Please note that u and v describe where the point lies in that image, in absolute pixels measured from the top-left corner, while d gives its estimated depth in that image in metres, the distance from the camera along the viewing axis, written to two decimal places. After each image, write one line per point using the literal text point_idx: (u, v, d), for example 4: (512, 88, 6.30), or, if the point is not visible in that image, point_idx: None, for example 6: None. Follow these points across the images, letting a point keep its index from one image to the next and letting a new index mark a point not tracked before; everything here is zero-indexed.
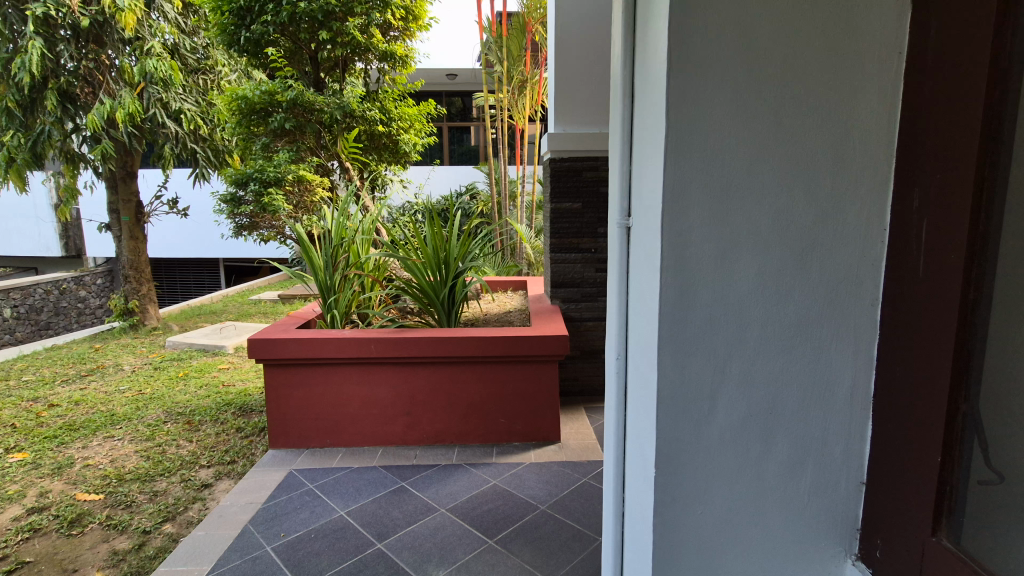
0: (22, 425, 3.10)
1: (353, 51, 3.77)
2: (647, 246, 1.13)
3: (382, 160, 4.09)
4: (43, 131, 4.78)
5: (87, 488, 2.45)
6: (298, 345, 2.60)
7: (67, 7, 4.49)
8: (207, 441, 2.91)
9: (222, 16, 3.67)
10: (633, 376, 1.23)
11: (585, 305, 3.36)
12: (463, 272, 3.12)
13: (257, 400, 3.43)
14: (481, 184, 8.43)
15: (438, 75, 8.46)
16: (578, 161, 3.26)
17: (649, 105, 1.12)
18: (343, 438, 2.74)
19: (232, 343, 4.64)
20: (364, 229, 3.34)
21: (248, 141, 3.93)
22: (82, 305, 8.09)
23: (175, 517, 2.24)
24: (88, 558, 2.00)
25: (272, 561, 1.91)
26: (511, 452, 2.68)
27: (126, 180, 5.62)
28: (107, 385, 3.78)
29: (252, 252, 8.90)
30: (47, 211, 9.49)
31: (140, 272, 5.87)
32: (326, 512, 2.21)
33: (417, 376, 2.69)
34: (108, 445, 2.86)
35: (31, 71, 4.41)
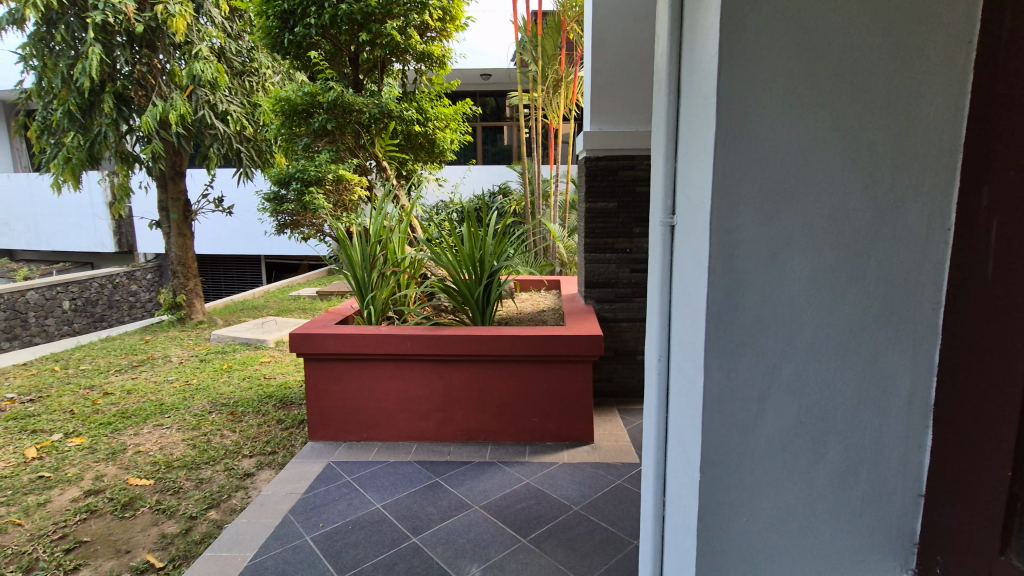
0: (80, 412, 3.27)
1: (390, 52, 3.83)
2: (694, 246, 1.11)
3: (418, 159, 4.15)
4: (99, 133, 5.02)
5: (138, 473, 2.56)
6: (337, 340, 2.66)
7: (123, 15, 4.73)
8: (249, 432, 3.00)
9: (268, 19, 3.77)
10: (676, 378, 1.21)
11: (619, 305, 3.32)
12: (497, 271, 3.13)
13: (296, 393, 3.52)
14: (515, 183, 8.44)
15: (473, 75, 8.51)
16: (613, 160, 3.22)
17: (698, 99, 1.09)
18: (379, 433, 2.79)
19: (273, 337, 4.78)
20: (401, 228, 3.38)
21: (290, 142, 4.02)
22: (133, 298, 8.47)
23: (219, 504, 2.32)
24: (139, 540, 2.10)
25: (311, 551, 1.95)
26: (544, 452, 2.67)
27: (175, 179, 5.86)
28: (156, 375, 3.95)
29: (292, 249, 9.16)
30: (101, 208, 9.94)
31: (187, 267, 6.11)
32: (363, 504, 2.25)
33: (451, 373, 2.71)
34: (157, 433, 2.98)
35: (91, 76, 4.66)
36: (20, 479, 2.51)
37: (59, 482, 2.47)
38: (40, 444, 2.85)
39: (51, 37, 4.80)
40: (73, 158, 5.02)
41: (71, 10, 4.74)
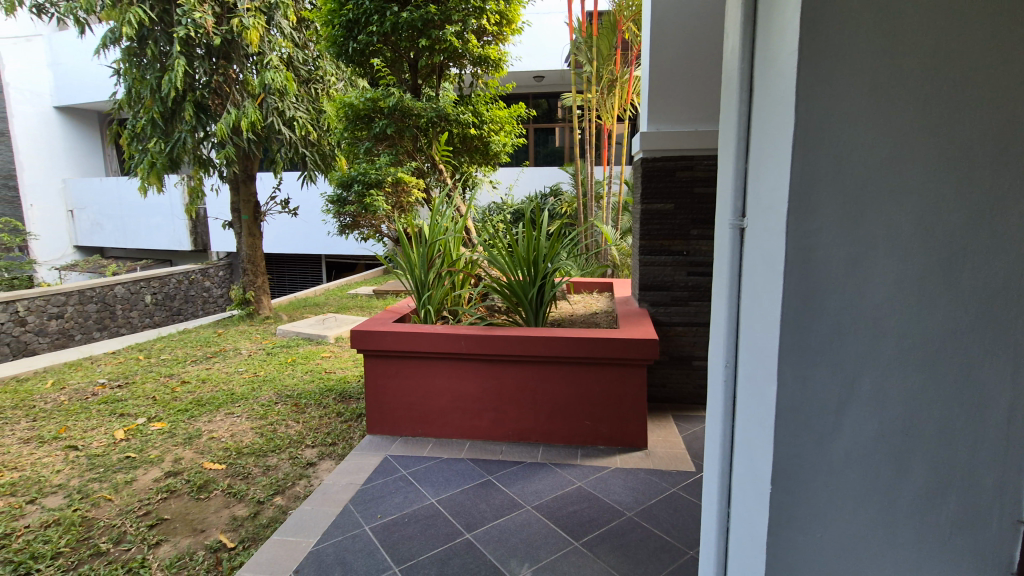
0: (161, 398, 3.53)
1: (448, 57, 3.91)
2: (766, 250, 1.08)
3: (473, 161, 4.21)
4: (180, 138, 5.39)
5: (212, 458, 2.73)
6: (394, 338, 2.74)
7: (203, 29, 5.06)
8: (311, 423, 3.14)
9: (334, 29, 3.93)
10: (745, 385, 1.17)
11: (674, 309, 3.24)
12: (551, 272, 3.13)
13: (354, 388, 3.66)
14: (566, 185, 8.41)
15: (526, 77, 8.55)
16: (670, 160, 3.14)
17: (773, 99, 1.06)
18: (433, 429, 2.85)
19: (333, 333, 4.98)
20: (456, 229, 3.43)
21: (353, 146, 4.18)
22: (207, 293, 9.01)
23: (284, 491, 2.44)
24: (213, 520, 2.24)
25: (369, 540, 2.02)
26: (596, 456, 2.65)
27: (246, 183, 6.20)
28: (228, 367, 4.20)
29: (350, 249, 9.50)
30: (179, 208, 10.68)
31: (256, 266, 6.45)
32: (418, 498, 2.31)
33: (504, 374, 2.73)
34: (228, 421, 3.17)
35: (176, 86, 5.03)
36: (110, 457, 2.73)
37: (144, 462, 2.68)
38: (127, 426, 3.09)
39: (140, 51, 5.22)
40: (158, 163, 5.42)
41: (158, 26, 5.15)
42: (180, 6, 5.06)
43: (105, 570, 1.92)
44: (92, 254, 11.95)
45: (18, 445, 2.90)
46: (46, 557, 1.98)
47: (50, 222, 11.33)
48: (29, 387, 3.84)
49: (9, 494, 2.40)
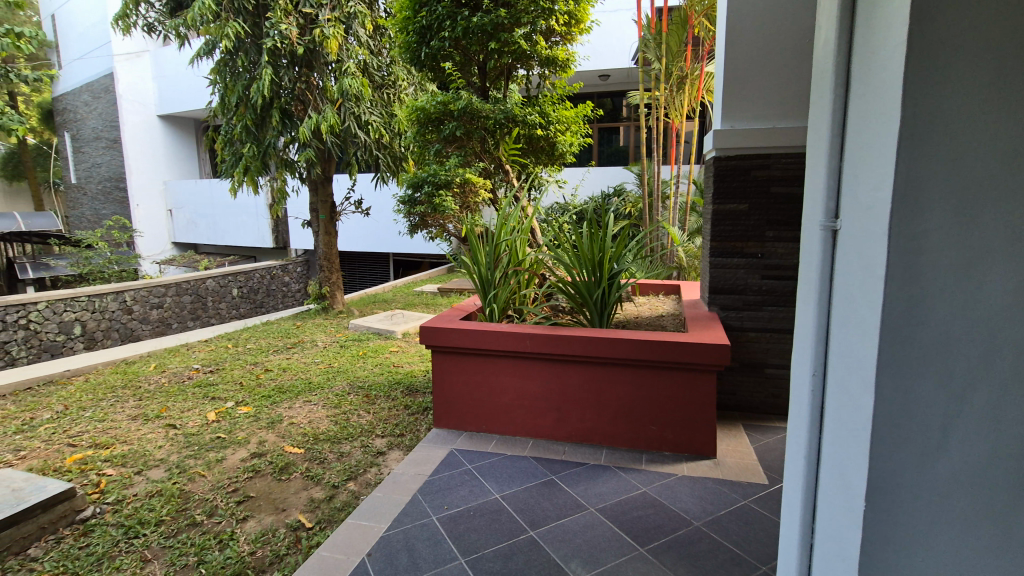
0: (247, 384, 3.80)
1: (516, 59, 3.95)
2: (863, 254, 1.01)
3: (539, 162, 4.23)
4: (267, 143, 5.76)
5: (292, 442, 2.92)
6: (461, 335, 2.80)
7: (288, 40, 5.37)
8: (381, 414, 3.28)
9: (408, 35, 4.06)
10: (835, 396, 1.12)
11: (747, 314, 3.10)
12: (618, 273, 3.08)
13: (421, 382, 3.78)
14: (631, 184, 8.26)
15: (591, 76, 8.48)
16: (746, 159, 3.01)
17: (874, 93, 1.00)
18: (498, 426, 2.90)
19: (401, 328, 5.16)
20: (522, 229, 3.45)
21: (423, 148, 4.31)
22: (286, 288, 9.58)
23: (357, 477, 2.56)
24: (293, 501, 2.39)
25: (436, 530, 2.08)
26: (661, 462, 2.59)
27: (323, 184, 6.53)
28: (305, 357, 4.46)
29: (416, 248, 9.79)
30: (264, 209, 11.37)
31: (331, 263, 6.79)
32: (482, 493, 2.35)
33: (568, 374, 2.72)
34: (306, 408, 3.37)
35: (264, 94, 5.39)
36: (204, 437, 2.98)
37: (232, 443, 2.90)
38: (218, 409, 3.36)
39: (233, 62, 5.65)
40: (250, 166, 5.81)
41: (250, 38, 5.55)
42: (269, 19, 5.41)
43: (200, 540, 2.10)
44: (187, 250, 13.05)
45: (127, 420, 3.22)
46: (152, 524, 2.19)
47: (152, 220, 12.48)
48: (137, 369, 4.26)
49: (121, 464, 2.68)
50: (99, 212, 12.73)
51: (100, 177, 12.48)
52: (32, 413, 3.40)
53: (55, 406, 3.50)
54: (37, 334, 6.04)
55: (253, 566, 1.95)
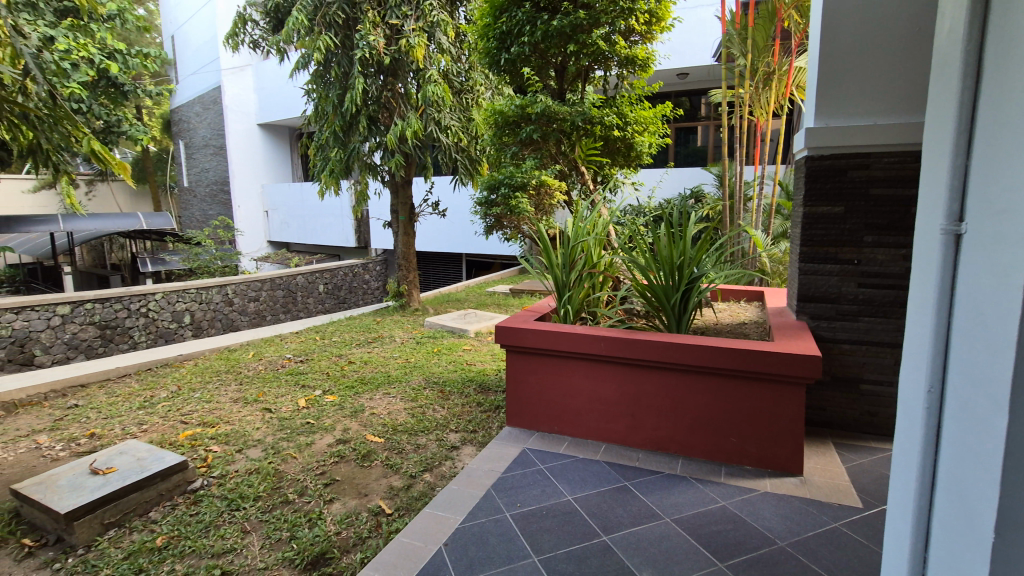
0: (333, 374, 4.05)
1: (594, 60, 3.92)
2: (996, 260, 0.92)
3: (615, 163, 4.18)
4: (354, 149, 6.10)
5: (373, 431, 3.07)
6: (536, 335, 2.83)
7: (376, 50, 5.67)
8: (455, 410, 3.37)
9: (488, 41, 4.15)
10: (956, 418, 1.02)
11: (840, 324, 2.89)
12: (697, 278, 2.97)
13: (493, 380, 3.85)
14: (709, 186, 7.96)
15: (669, 75, 8.27)
16: (843, 158, 2.80)
17: (1014, 83, 0.90)
18: (570, 428, 2.90)
19: (473, 327, 5.28)
20: (598, 231, 3.42)
21: (501, 151, 4.39)
22: (365, 285, 10.10)
23: (432, 469, 2.66)
24: (374, 487, 2.51)
25: (510, 527, 2.12)
26: (741, 476, 2.48)
27: (403, 187, 6.81)
28: (385, 351, 4.67)
29: (489, 248, 9.96)
30: (347, 210, 12.01)
31: (409, 262, 7.06)
32: (555, 493, 2.36)
33: (643, 380, 2.67)
34: (385, 400, 3.53)
35: (353, 102, 5.72)
36: (295, 421, 3.20)
37: (320, 429, 3.10)
38: (308, 396, 3.60)
39: (326, 73, 6.04)
40: (337, 170, 6.18)
41: (342, 50, 5.92)
42: (359, 31, 5.73)
43: (292, 517, 2.26)
44: (279, 248, 14.08)
45: (230, 402, 3.53)
46: (251, 499, 2.39)
47: (250, 220, 13.58)
48: (238, 356, 4.66)
49: (224, 442, 2.94)
50: (207, 213, 14.07)
51: (208, 181, 13.79)
52: (151, 391, 3.82)
53: (170, 386, 3.91)
54: (155, 321, 6.76)
55: (339, 546, 2.08)
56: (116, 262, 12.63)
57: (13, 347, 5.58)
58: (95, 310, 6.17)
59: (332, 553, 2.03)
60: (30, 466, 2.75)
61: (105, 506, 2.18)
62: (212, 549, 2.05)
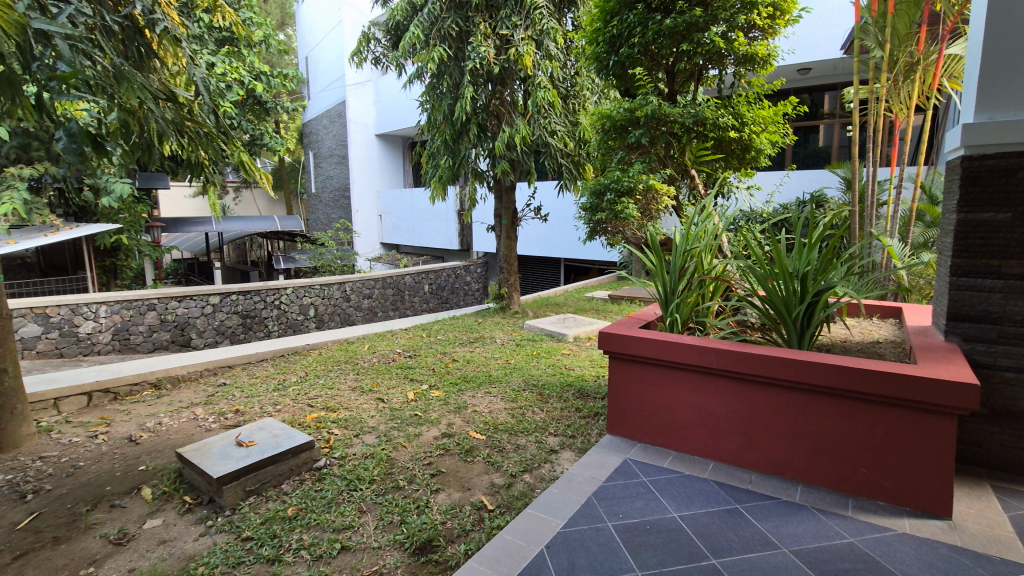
0: (438, 370, 4.25)
1: (709, 60, 3.76)
2: None
3: (729, 167, 4.02)
4: (464, 156, 6.38)
5: (476, 428, 3.17)
6: (642, 343, 2.76)
7: (487, 61, 5.86)
8: (554, 413, 3.38)
9: (598, 45, 4.12)
10: None
11: (1003, 349, 2.49)
12: (825, 289, 2.71)
13: (592, 386, 3.81)
14: (834, 189, 7.29)
15: (788, 71, 7.71)
16: (1011, 157, 2.41)
17: None
18: (675, 441, 2.79)
19: (572, 332, 5.28)
20: (710, 237, 3.25)
21: (607, 156, 4.34)
22: (467, 286, 10.50)
23: (532, 470, 2.69)
24: (477, 482, 2.60)
25: (612, 537, 2.08)
26: (873, 512, 2.22)
27: (507, 192, 6.96)
28: (487, 351, 4.82)
29: (588, 253, 9.89)
30: (452, 215, 12.54)
31: (510, 265, 7.21)
32: (659, 508, 2.28)
33: (759, 397, 2.49)
34: (487, 399, 3.64)
35: (464, 112, 5.98)
36: (405, 412, 3.41)
37: (427, 421, 3.26)
38: (416, 390, 3.81)
39: (440, 85, 6.38)
40: (446, 176, 6.50)
41: (456, 62, 6.23)
42: (472, 43, 5.98)
43: (402, 503, 2.40)
44: (389, 249, 15.05)
45: (348, 391, 3.83)
46: (366, 481, 2.57)
47: (365, 223, 14.69)
48: (355, 347, 5.05)
49: (344, 426, 3.19)
50: (330, 217, 15.49)
51: (332, 188, 15.17)
52: (284, 375, 4.26)
53: (299, 371, 4.34)
54: (286, 313, 7.52)
55: (444, 535, 2.17)
56: (254, 259, 14.28)
57: (176, 330, 6.53)
58: (239, 301, 7.01)
59: (438, 541, 2.12)
60: (190, 433, 3.19)
61: (248, 475, 2.46)
62: (333, 524, 2.24)
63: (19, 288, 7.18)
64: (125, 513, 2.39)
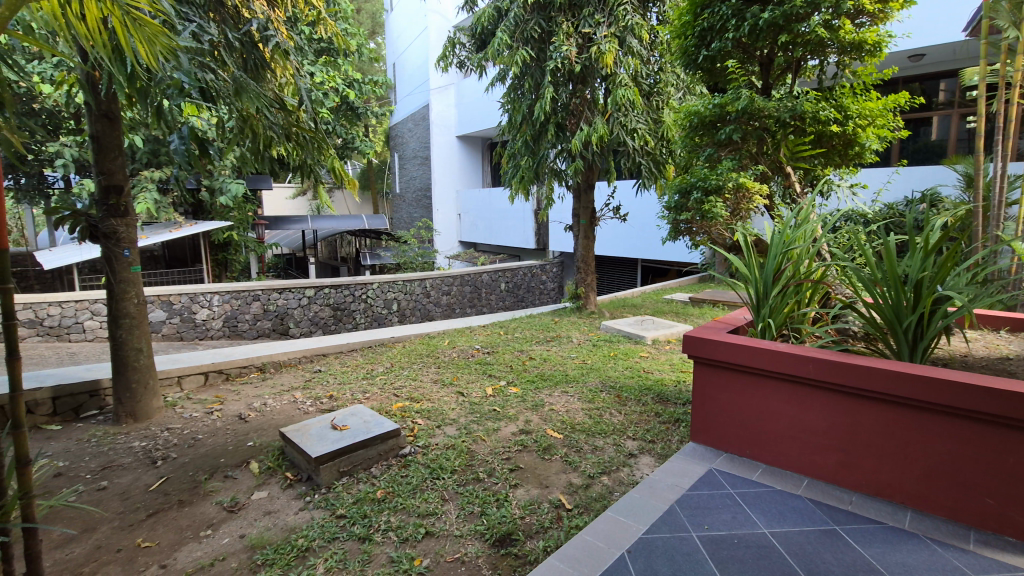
0: (516, 367, 4.31)
1: (810, 50, 3.52)
2: None
3: (829, 163, 3.78)
4: (543, 155, 6.41)
5: (553, 427, 3.19)
6: (730, 349, 2.64)
7: (568, 60, 5.84)
8: (632, 416, 3.32)
9: (687, 39, 3.98)
10: None
11: None
12: (944, 298, 2.46)
13: (672, 391, 3.70)
14: (951, 187, 6.58)
15: (898, 59, 7.08)
16: None
17: None
18: (765, 454, 2.64)
19: (651, 335, 5.16)
20: (808, 237, 3.06)
21: (694, 154, 4.19)
22: (542, 285, 10.55)
23: (610, 472, 2.66)
24: (555, 480, 2.60)
25: (697, 548, 2.01)
26: (1000, 548, 1.98)
27: (586, 192, 6.90)
28: (563, 351, 4.81)
29: (668, 254, 9.60)
30: (528, 214, 12.61)
31: (587, 265, 7.14)
32: (748, 523, 2.17)
33: (862, 412, 2.30)
34: (564, 398, 3.64)
35: (544, 112, 6.00)
36: (484, 406, 3.49)
37: (505, 417, 3.32)
38: (495, 386, 3.89)
39: (522, 86, 6.46)
40: (526, 176, 6.57)
41: (538, 62, 6.28)
42: (554, 43, 5.99)
43: (483, 494, 2.46)
44: (466, 248, 15.44)
45: (430, 382, 3.99)
46: (448, 470, 2.66)
47: (444, 222, 15.18)
48: (436, 342, 5.24)
49: (427, 416, 3.33)
50: (413, 216, 16.16)
51: (415, 188, 15.83)
52: (371, 365, 4.50)
53: (385, 362, 4.56)
54: (371, 307, 7.92)
55: (523, 530, 2.20)
56: (342, 256, 15.19)
57: (277, 319, 7.10)
58: (331, 294, 7.49)
59: (517, 535, 2.15)
60: (290, 414, 3.47)
61: (341, 457, 2.63)
62: (418, 509, 2.34)
63: (148, 278, 8.13)
64: (236, 483, 2.64)
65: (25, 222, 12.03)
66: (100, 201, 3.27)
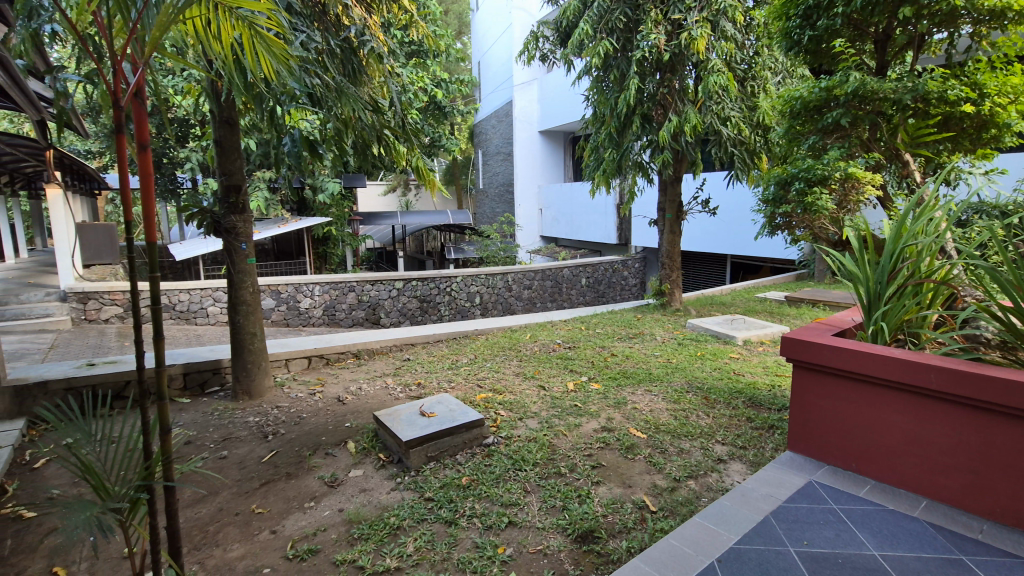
0: (597, 363, 4.27)
1: (937, 23, 3.14)
2: None
3: (958, 148, 3.37)
4: (628, 148, 6.25)
5: (636, 426, 3.12)
6: (835, 353, 2.43)
7: (656, 48, 5.64)
8: (721, 420, 3.17)
9: (789, 19, 3.69)
10: None
11: None
12: None
13: (766, 395, 3.48)
14: None
15: None
16: None
17: None
18: (875, 469, 2.42)
19: (742, 335, 4.89)
20: (931, 232, 2.75)
21: (795, 142, 3.86)
22: (623, 281, 10.33)
23: (697, 477, 2.56)
24: (638, 480, 2.55)
25: (795, 564, 1.88)
26: None
27: (672, 184, 6.65)
28: (647, 349, 4.69)
29: (761, 249, 9.03)
30: (610, 208, 12.37)
31: (672, 260, 6.88)
32: (854, 543, 2.00)
33: (996, 431, 2.04)
34: (647, 397, 3.55)
35: (628, 104, 5.85)
36: (566, 401, 3.49)
37: (587, 413, 3.30)
38: (576, 381, 3.88)
39: (606, 79, 6.32)
40: (609, 169, 6.46)
41: (623, 52, 6.11)
42: (642, 32, 5.80)
43: (564, 489, 2.47)
44: (547, 242, 15.48)
45: (512, 375, 4.06)
46: (530, 463, 2.70)
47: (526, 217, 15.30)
48: (518, 335, 5.31)
49: (509, 408, 3.39)
50: (495, 211, 16.46)
51: (498, 184, 16.11)
52: (456, 356, 4.66)
53: (468, 354, 4.70)
54: (455, 299, 8.17)
55: (606, 528, 2.18)
56: (427, 250, 15.78)
57: (369, 309, 7.54)
58: (418, 287, 7.82)
59: (599, 533, 2.14)
60: (381, 399, 3.68)
61: (429, 442, 2.75)
62: (501, 499, 2.39)
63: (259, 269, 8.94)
64: (335, 460, 2.85)
65: (161, 218, 13.68)
66: (222, 199, 3.63)
